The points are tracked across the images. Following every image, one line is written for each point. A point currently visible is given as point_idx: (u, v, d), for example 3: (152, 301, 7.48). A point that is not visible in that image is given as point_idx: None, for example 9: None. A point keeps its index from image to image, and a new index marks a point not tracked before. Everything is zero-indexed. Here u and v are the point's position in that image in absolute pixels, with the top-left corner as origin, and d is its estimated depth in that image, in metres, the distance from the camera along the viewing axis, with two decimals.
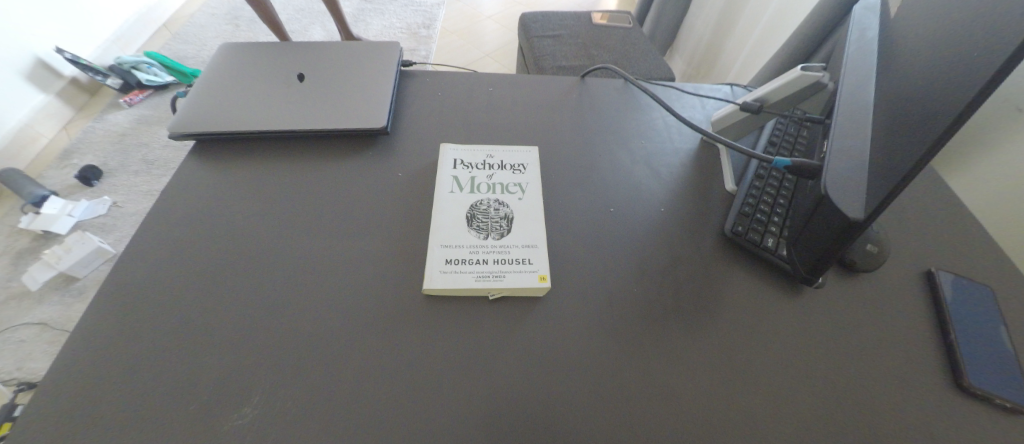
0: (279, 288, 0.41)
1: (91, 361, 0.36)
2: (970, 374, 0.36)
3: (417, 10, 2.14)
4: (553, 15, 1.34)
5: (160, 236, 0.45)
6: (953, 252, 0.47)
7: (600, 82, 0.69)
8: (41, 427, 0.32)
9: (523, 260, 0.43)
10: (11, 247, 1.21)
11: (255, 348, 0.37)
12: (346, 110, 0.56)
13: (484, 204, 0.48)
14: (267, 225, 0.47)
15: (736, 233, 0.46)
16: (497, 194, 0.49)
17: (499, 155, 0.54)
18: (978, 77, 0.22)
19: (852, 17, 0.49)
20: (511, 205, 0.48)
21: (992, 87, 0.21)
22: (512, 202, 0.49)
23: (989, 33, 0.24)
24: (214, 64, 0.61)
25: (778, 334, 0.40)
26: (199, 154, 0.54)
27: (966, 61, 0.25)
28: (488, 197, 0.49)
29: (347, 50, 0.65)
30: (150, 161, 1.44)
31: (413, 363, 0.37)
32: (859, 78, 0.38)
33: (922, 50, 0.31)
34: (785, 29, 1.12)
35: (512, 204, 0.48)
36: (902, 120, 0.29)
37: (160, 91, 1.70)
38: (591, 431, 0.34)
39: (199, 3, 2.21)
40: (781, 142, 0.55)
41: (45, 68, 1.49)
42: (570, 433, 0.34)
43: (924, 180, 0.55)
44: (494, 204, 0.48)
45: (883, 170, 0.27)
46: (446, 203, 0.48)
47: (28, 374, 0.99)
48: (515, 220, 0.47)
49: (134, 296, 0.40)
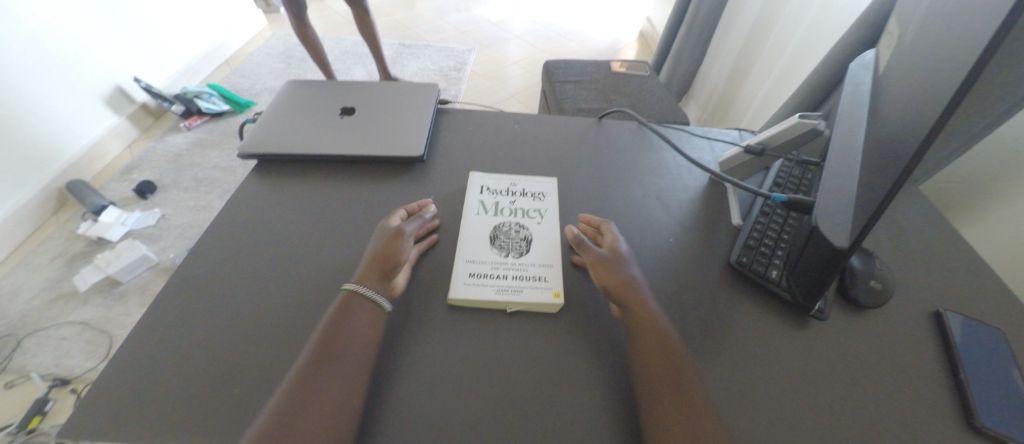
0: (319, 292, 0.46)
1: (156, 345, 0.41)
2: (980, 413, 0.37)
3: (450, 55, 2.35)
4: (574, 63, 1.46)
5: (222, 240, 0.52)
6: (961, 294, 0.48)
7: (616, 123, 0.75)
8: (111, 400, 0.37)
9: (540, 278, 0.47)
10: (68, 251, 1.32)
11: (295, 341, 0.42)
12: (389, 139, 0.64)
13: (506, 226, 0.53)
14: (312, 236, 0.53)
15: (741, 263, 0.49)
16: (518, 218, 0.54)
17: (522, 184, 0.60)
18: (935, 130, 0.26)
19: (848, 73, 0.54)
20: (530, 228, 0.53)
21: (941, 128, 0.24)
22: (531, 225, 0.53)
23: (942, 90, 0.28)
24: (280, 96, 0.71)
25: (782, 361, 0.42)
26: (260, 171, 0.61)
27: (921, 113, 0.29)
28: (510, 219, 0.54)
29: (392, 89, 0.74)
30: (199, 179, 1.58)
31: (436, 364, 0.40)
32: (850, 126, 0.42)
33: (898, 103, 0.36)
34: (794, 81, 1.18)
35: (532, 227, 0.53)
36: (879, 163, 0.33)
37: (216, 118, 1.89)
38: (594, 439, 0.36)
39: (258, 43, 2.48)
40: (787, 182, 0.59)
41: (122, 94, 1.70)
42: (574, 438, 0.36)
43: (934, 223, 0.56)
44: (516, 226, 0.53)
45: (863, 204, 0.31)
46: (471, 223, 0.53)
47: (63, 370, 1.05)
48: (533, 242, 0.51)
49: (196, 292, 0.46)
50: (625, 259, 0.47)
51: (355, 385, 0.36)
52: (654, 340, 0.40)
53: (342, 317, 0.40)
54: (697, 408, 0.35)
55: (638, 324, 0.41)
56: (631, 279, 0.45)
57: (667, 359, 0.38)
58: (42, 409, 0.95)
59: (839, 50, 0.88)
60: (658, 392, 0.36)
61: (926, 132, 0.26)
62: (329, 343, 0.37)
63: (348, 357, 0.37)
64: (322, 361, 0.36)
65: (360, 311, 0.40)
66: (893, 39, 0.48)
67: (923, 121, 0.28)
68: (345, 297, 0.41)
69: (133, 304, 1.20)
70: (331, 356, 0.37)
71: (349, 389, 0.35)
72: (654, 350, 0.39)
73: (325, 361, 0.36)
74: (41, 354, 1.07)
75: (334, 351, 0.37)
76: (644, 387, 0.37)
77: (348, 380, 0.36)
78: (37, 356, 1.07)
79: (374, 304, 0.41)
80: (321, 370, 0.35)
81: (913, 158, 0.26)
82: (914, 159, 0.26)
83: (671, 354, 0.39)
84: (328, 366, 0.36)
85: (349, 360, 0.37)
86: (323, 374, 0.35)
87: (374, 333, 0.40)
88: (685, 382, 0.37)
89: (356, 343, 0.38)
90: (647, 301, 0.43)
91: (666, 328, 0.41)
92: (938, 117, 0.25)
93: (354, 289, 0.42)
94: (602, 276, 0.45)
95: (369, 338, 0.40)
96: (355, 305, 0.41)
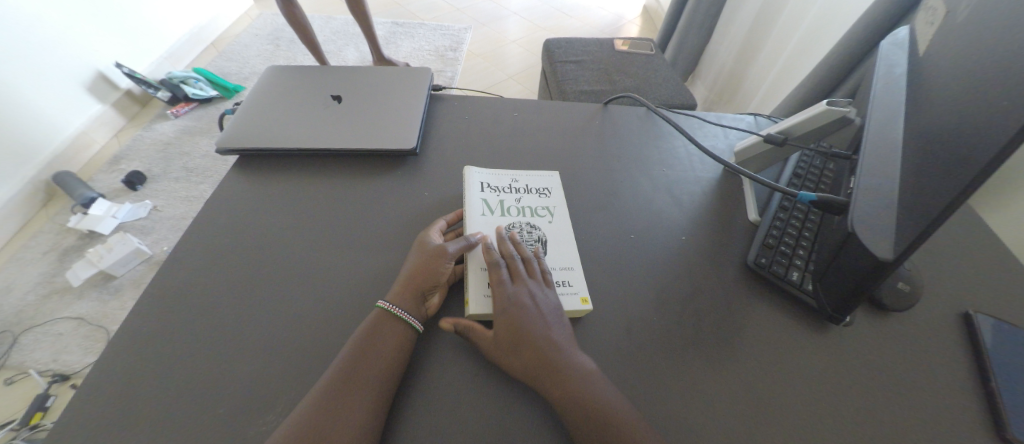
0: (308, 299, 0.43)
1: (130, 361, 0.38)
2: (1013, 424, 0.34)
3: (445, 34, 2.24)
4: (576, 42, 1.38)
5: (203, 243, 0.48)
6: (991, 294, 0.45)
7: (623, 110, 0.71)
8: (80, 423, 0.34)
9: (565, 283, 0.44)
10: (59, 245, 1.29)
11: (281, 354, 0.39)
12: (380, 131, 0.60)
13: (517, 226, 0.49)
14: (300, 237, 0.49)
15: (759, 265, 0.46)
16: (527, 217, 0.50)
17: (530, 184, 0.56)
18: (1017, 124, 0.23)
19: (879, 54, 0.49)
20: (542, 228, 0.49)
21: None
22: (542, 225, 0.50)
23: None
24: (261, 84, 0.66)
25: (802, 369, 0.39)
26: (243, 167, 0.57)
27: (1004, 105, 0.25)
28: (519, 219, 0.50)
29: (381, 75, 0.69)
30: (190, 169, 1.53)
31: (439, 378, 0.38)
32: (885, 117, 0.38)
33: (953, 92, 0.32)
34: (809, 59, 1.12)
35: (543, 226, 0.49)
36: (933, 162, 0.29)
37: (204, 104, 1.82)
38: None
39: (245, 24, 2.38)
40: (806, 175, 0.55)
41: (104, 81, 1.63)
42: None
43: (959, 216, 0.53)
44: (526, 226, 0.49)
45: (915, 209, 0.28)
46: (479, 225, 0.48)
47: (62, 366, 1.03)
48: (546, 243, 0.47)
49: (175, 299, 0.43)
50: (538, 313, 0.39)
51: (378, 399, 0.34)
52: (585, 422, 0.33)
53: (372, 334, 0.37)
54: None
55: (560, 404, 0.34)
56: (540, 348, 0.36)
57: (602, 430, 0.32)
58: (44, 405, 0.94)
59: (863, 26, 0.82)
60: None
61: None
62: (354, 359, 0.36)
63: (372, 373, 0.35)
64: (347, 378, 0.34)
65: (389, 330, 0.38)
66: (935, 16, 0.43)
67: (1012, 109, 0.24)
68: (377, 315, 0.39)
69: (128, 299, 1.17)
70: (355, 373, 0.35)
71: (371, 408, 0.33)
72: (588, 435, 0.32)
73: (350, 378, 0.34)
74: (38, 351, 1.05)
75: (365, 366, 0.35)
76: None
77: (370, 400, 0.34)
78: (34, 352, 1.05)
79: (403, 323, 0.39)
80: (344, 388, 0.34)
81: (1009, 143, 0.23)
82: (1006, 150, 0.23)
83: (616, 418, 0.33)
84: (353, 384, 0.34)
85: (384, 375, 0.35)
86: (347, 392, 0.34)
87: (404, 352, 0.38)
88: None
89: (383, 361, 0.36)
90: (571, 368, 0.36)
91: (600, 390, 0.35)
92: None
93: (387, 308, 0.39)
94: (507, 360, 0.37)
95: (397, 355, 0.37)
96: (385, 323, 0.38)
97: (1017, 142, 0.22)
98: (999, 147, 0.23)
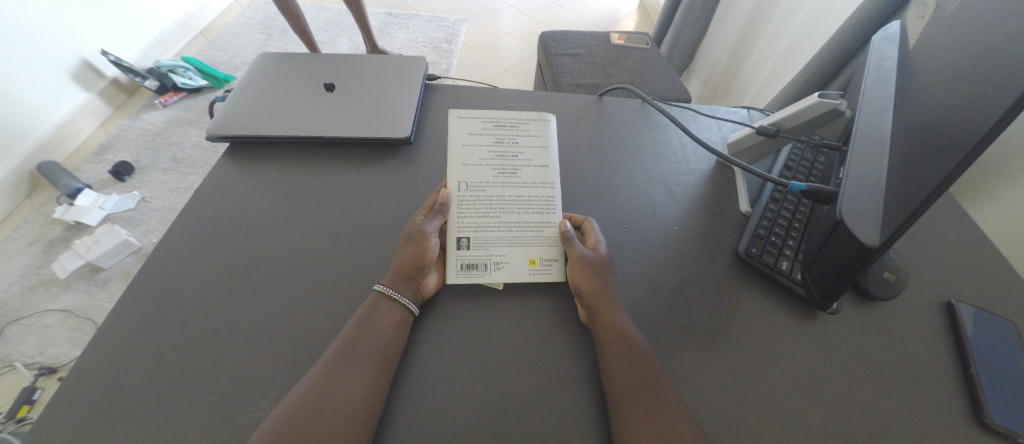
0: (300, 290, 0.43)
1: (119, 349, 0.37)
2: (989, 409, 0.35)
3: (440, 26, 2.22)
4: (573, 34, 1.38)
5: (194, 231, 0.48)
6: (974, 285, 0.46)
7: (618, 101, 0.71)
8: (66, 412, 0.33)
9: (486, 268, 0.44)
10: (44, 236, 1.26)
11: (274, 341, 0.39)
12: (374, 119, 0.59)
13: (511, 189, 0.49)
14: (292, 226, 0.49)
15: (750, 254, 0.46)
16: (499, 175, 0.49)
17: (500, 125, 0.52)
18: (1015, 96, 0.23)
19: (871, 47, 0.50)
20: (488, 189, 0.48)
21: (1012, 114, 0.22)
22: (489, 183, 0.48)
23: (1011, 72, 0.25)
24: (253, 70, 0.65)
25: (789, 356, 0.40)
26: (233, 154, 0.57)
27: (983, 99, 0.26)
28: (510, 180, 0.49)
29: (376, 63, 0.68)
30: (179, 160, 1.50)
31: (435, 362, 0.38)
32: (876, 107, 0.39)
33: (939, 83, 0.32)
34: (804, 55, 1.12)
35: (489, 187, 0.48)
36: (919, 151, 0.30)
37: (194, 94, 1.78)
38: (594, 429, 0.35)
39: (235, 12, 2.32)
40: (798, 167, 0.56)
41: (90, 69, 1.59)
42: (568, 434, 0.35)
43: (946, 210, 0.54)
44: (503, 188, 0.48)
45: (900, 197, 0.29)
46: (539, 190, 0.49)
47: (50, 359, 1.02)
48: (480, 213, 0.47)
49: (166, 287, 0.42)
50: (604, 264, 0.44)
51: (376, 375, 0.35)
52: (619, 358, 0.37)
53: (368, 318, 0.38)
54: (677, 413, 0.33)
55: (601, 345, 0.38)
56: (600, 281, 0.42)
57: (633, 373, 0.36)
58: (30, 398, 0.92)
59: (857, 21, 0.82)
60: (632, 419, 0.33)
61: (1003, 116, 0.23)
62: (353, 341, 0.36)
63: (366, 357, 0.35)
64: (341, 363, 0.35)
65: (386, 312, 0.39)
66: (926, 10, 0.43)
67: (993, 102, 0.25)
68: (374, 298, 0.40)
69: (116, 291, 1.15)
70: (350, 357, 0.35)
71: (366, 393, 0.34)
72: (622, 371, 0.36)
73: (345, 359, 0.35)
74: (23, 343, 1.03)
75: (363, 346, 0.36)
76: (614, 403, 0.35)
77: (365, 384, 0.34)
78: (19, 345, 1.03)
79: (400, 306, 0.40)
80: (339, 370, 0.34)
81: (1002, 117, 0.23)
82: (1005, 118, 0.23)
83: (641, 371, 0.36)
84: (345, 370, 0.34)
85: (377, 354, 0.36)
86: (340, 377, 0.34)
87: (399, 335, 0.39)
88: (659, 396, 0.34)
89: (378, 343, 0.37)
90: (615, 303, 0.41)
91: (626, 326, 0.39)
92: (1016, 99, 0.23)
93: (385, 291, 0.40)
94: (576, 277, 0.42)
95: (393, 336, 0.38)
96: (382, 307, 0.39)
97: (1017, 109, 0.22)
98: (994, 122, 0.24)
